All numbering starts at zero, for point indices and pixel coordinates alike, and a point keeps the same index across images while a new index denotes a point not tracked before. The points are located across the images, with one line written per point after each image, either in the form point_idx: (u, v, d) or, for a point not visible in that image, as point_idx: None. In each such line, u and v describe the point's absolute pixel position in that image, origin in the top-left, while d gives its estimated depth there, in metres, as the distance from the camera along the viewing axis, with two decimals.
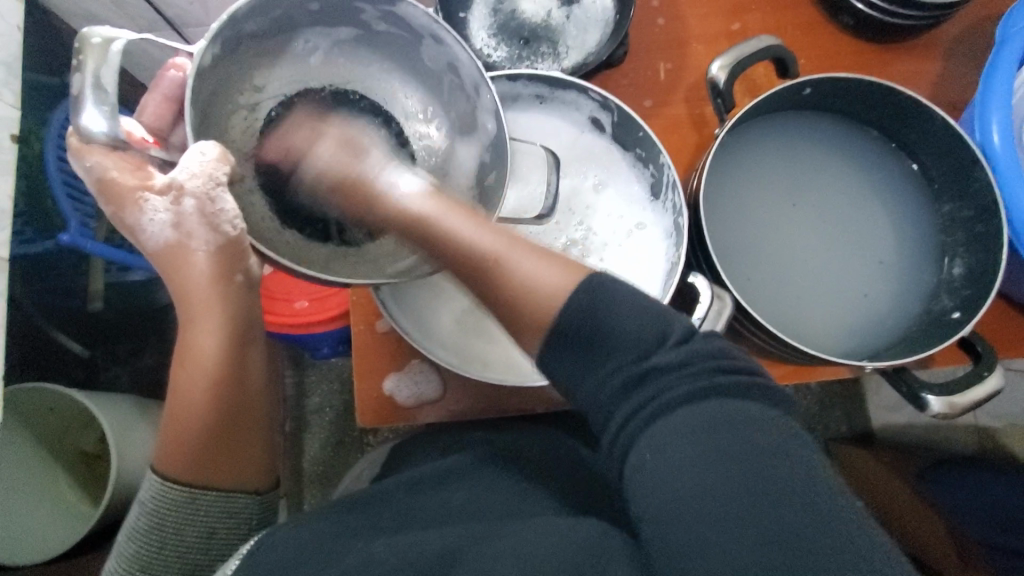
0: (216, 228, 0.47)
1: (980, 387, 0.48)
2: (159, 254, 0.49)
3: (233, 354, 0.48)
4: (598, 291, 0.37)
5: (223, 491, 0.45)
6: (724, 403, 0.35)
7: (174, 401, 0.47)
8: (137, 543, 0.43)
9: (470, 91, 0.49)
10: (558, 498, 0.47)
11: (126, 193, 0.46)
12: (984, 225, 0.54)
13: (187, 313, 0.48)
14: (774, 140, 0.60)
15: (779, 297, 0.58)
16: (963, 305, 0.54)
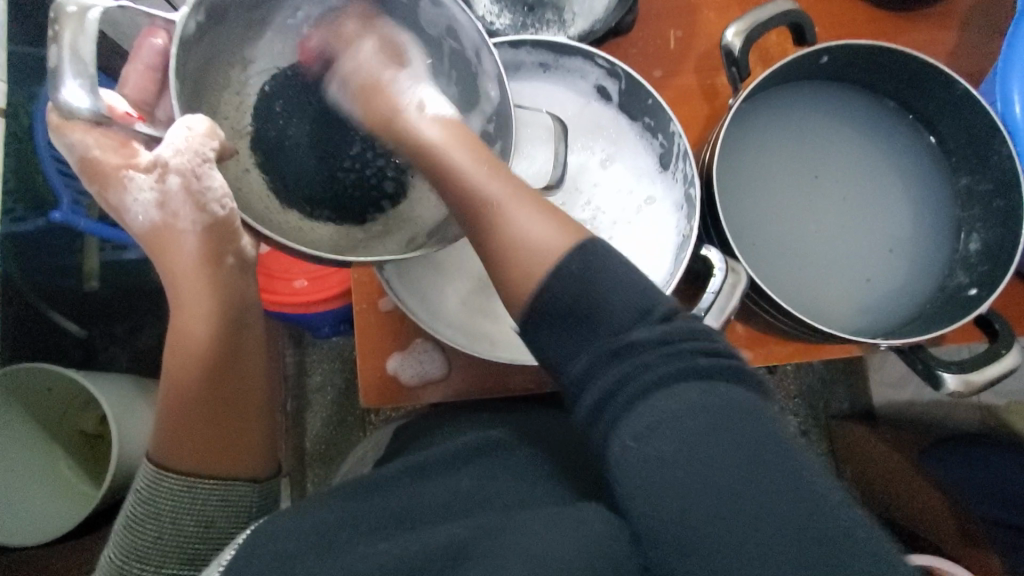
0: (202, 207, 0.46)
1: (994, 365, 0.47)
2: (145, 236, 0.49)
3: (226, 336, 0.47)
4: (588, 254, 0.37)
5: (219, 479, 0.44)
6: (709, 385, 0.34)
7: (168, 389, 0.46)
8: (134, 533, 0.42)
9: (471, 56, 0.46)
10: (561, 481, 0.46)
11: (110, 170, 0.46)
12: (1003, 199, 0.52)
13: (178, 295, 0.48)
14: (788, 111, 0.58)
15: (794, 274, 0.56)
16: (979, 281, 0.53)
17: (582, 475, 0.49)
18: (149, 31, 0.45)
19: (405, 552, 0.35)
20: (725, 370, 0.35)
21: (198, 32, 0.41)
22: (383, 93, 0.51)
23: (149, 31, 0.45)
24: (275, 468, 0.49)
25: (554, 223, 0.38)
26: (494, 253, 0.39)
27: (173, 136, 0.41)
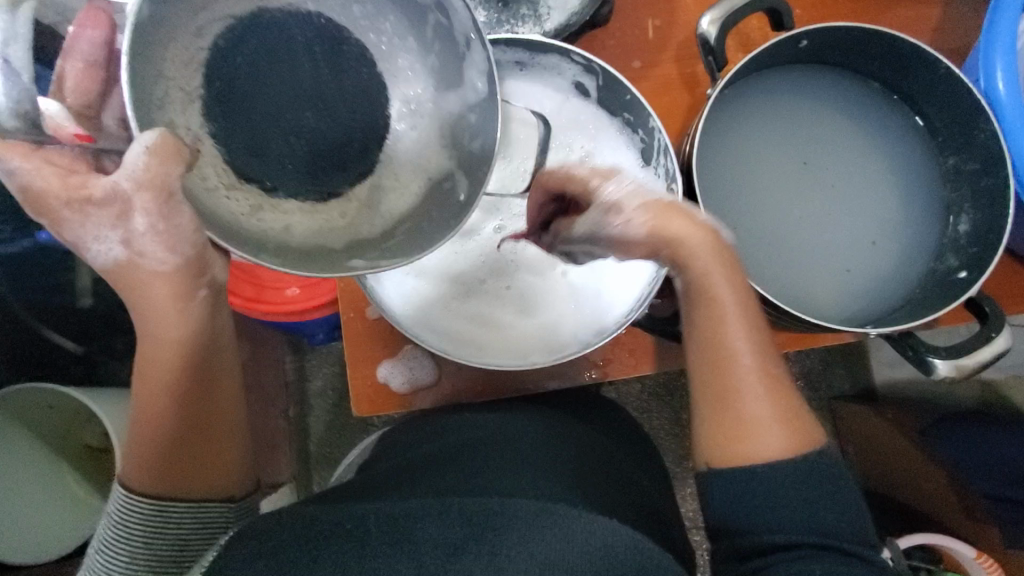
0: (173, 246, 0.43)
1: (985, 349, 0.46)
2: (109, 271, 0.46)
3: (192, 366, 0.47)
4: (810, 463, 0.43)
5: (192, 502, 0.45)
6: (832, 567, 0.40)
7: (138, 413, 0.47)
8: (108, 554, 0.44)
9: (458, 39, 0.39)
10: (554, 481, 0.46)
11: (67, 203, 0.42)
12: (990, 178, 0.51)
13: (146, 327, 0.46)
14: (770, 98, 0.57)
15: (781, 265, 0.56)
16: (969, 263, 0.52)
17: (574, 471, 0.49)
18: (78, 22, 0.40)
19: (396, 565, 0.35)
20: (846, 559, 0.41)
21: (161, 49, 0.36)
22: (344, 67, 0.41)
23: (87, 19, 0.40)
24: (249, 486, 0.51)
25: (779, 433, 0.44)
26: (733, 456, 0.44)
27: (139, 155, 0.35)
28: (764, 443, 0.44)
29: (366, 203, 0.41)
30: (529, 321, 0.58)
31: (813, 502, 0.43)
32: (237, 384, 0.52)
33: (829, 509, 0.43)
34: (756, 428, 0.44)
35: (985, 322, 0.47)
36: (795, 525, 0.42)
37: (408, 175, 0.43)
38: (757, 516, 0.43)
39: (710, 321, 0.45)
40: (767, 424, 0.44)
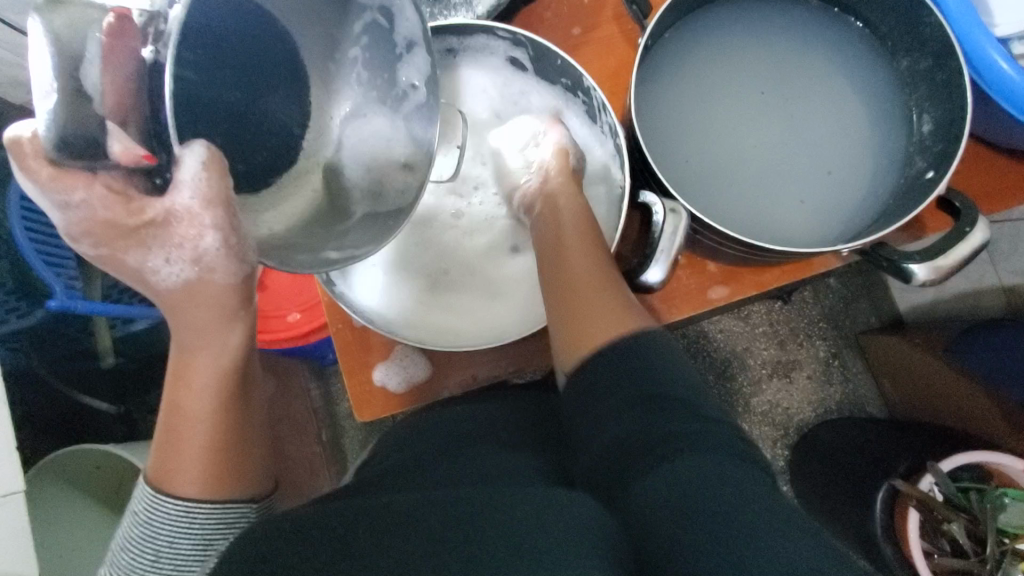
0: (240, 258, 0.46)
1: (963, 245, 0.45)
2: (175, 296, 0.48)
3: (231, 378, 0.49)
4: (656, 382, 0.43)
5: (219, 504, 0.46)
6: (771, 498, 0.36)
7: (177, 419, 0.48)
8: (131, 552, 0.44)
9: (398, 44, 0.48)
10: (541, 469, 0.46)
11: (135, 230, 0.44)
12: (943, 72, 0.49)
13: (201, 339, 0.48)
14: (706, 39, 0.57)
15: (744, 201, 0.55)
16: (936, 162, 0.50)
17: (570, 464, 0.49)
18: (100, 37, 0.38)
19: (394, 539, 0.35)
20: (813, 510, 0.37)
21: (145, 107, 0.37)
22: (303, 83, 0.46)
23: (116, 32, 0.35)
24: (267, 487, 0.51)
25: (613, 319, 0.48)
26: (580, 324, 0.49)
27: (206, 180, 0.39)
28: (596, 327, 0.48)
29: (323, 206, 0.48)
30: (498, 301, 0.59)
31: (674, 384, 0.43)
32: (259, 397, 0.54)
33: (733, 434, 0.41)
34: (594, 326, 0.48)
35: (959, 218, 0.46)
36: (653, 423, 0.41)
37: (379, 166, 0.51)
38: (628, 406, 0.42)
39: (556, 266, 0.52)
40: (598, 314, 0.49)
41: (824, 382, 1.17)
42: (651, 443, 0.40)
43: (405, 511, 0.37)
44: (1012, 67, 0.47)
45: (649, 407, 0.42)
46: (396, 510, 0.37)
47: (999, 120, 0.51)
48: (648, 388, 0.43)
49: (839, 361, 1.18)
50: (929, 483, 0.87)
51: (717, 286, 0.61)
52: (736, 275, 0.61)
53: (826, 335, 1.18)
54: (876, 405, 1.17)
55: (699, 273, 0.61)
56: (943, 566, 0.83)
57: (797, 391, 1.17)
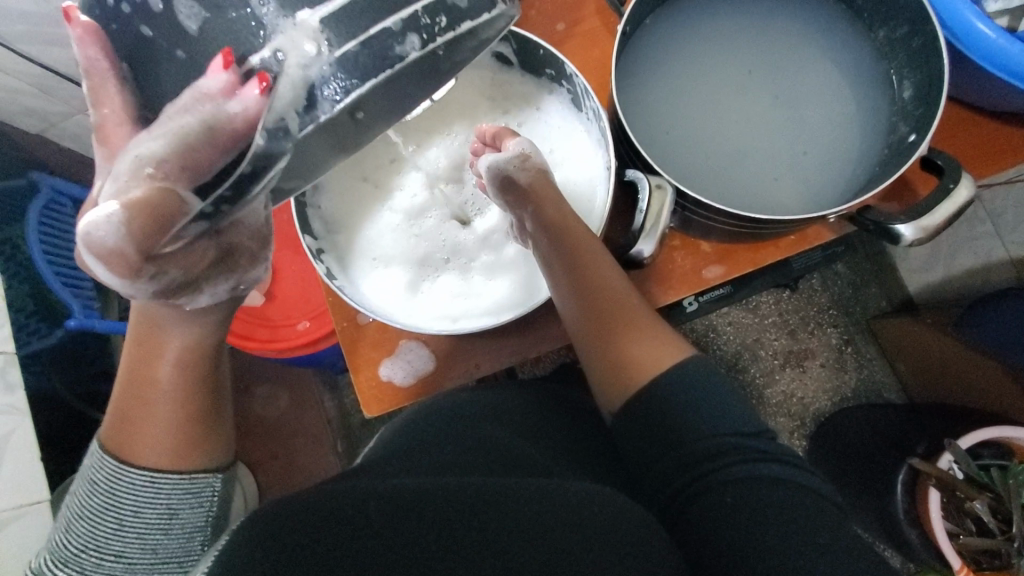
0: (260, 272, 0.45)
1: (946, 204, 0.45)
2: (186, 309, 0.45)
3: (198, 356, 0.47)
4: (692, 385, 0.47)
5: (184, 474, 0.46)
6: (798, 500, 0.41)
7: (143, 391, 0.46)
8: (92, 521, 0.44)
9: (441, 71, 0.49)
10: (561, 460, 0.49)
11: (191, 282, 0.41)
12: (920, 37, 0.50)
13: (184, 325, 0.46)
14: (686, 24, 0.58)
15: (732, 177, 0.56)
16: (918, 126, 0.50)
17: (593, 460, 0.52)
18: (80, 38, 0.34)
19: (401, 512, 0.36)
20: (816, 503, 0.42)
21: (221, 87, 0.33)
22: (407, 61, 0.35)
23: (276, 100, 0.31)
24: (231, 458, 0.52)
25: (657, 345, 0.49)
26: (629, 351, 0.49)
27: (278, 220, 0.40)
28: (646, 358, 0.48)
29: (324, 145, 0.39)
30: (495, 283, 0.60)
31: (731, 418, 0.46)
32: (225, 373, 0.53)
33: (737, 418, 0.46)
34: (646, 357, 0.48)
35: (942, 176, 0.47)
36: (702, 444, 0.45)
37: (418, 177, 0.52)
38: (681, 440, 0.45)
39: (581, 311, 0.51)
40: (654, 345, 0.49)
41: (837, 369, 1.16)
42: (694, 464, 0.44)
43: (410, 487, 0.38)
44: (990, 28, 0.47)
45: (698, 436, 0.45)
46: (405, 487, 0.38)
47: (981, 81, 0.51)
48: (699, 427, 0.45)
49: (853, 347, 1.16)
50: (947, 462, 0.86)
51: (712, 265, 0.62)
52: (730, 253, 0.62)
53: (837, 321, 1.17)
54: (893, 391, 1.15)
55: (694, 254, 0.62)
56: (967, 546, 0.80)
57: (811, 380, 1.16)
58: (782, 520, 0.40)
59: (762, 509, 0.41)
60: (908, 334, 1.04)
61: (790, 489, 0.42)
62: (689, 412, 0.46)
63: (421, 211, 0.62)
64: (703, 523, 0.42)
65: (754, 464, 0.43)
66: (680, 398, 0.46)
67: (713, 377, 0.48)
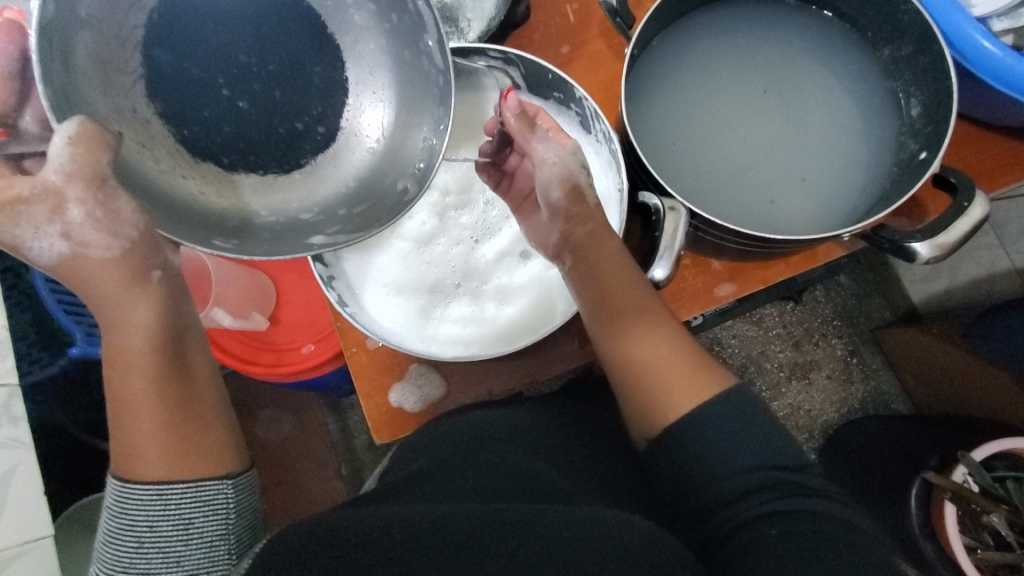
0: (115, 230, 0.44)
1: (962, 220, 0.45)
2: (60, 270, 0.46)
3: (165, 351, 0.47)
4: (723, 415, 0.47)
5: (189, 482, 0.45)
6: (831, 528, 0.40)
7: (115, 404, 0.46)
8: (115, 543, 0.44)
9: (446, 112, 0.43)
10: (582, 478, 0.48)
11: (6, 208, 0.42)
12: (926, 56, 0.50)
13: (108, 318, 0.46)
14: (691, 45, 0.58)
15: (744, 196, 0.56)
16: (928, 142, 0.51)
17: (613, 475, 0.51)
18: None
19: (426, 549, 0.35)
20: (851, 531, 0.40)
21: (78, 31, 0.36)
22: (364, 60, 0.42)
23: None
24: (246, 462, 0.50)
25: (689, 389, 0.48)
26: (658, 392, 0.48)
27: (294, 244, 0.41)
28: (674, 400, 0.48)
29: (366, 198, 0.43)
30: (506, 306, 0.60)
31: (749, 448, 0.46)
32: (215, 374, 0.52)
33: (764, 449, 0.46)
34: (672, 396, 0.48)
35: (956, 193, 0.47)
36: (730, 481, 0.45)
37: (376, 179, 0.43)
38: (711, 475, 0.45)
39: (618, 342, 0.51)
40: (683, 382, 0.48)
41: (844, 381, 1.16)
42: (717, 494, 0.45)
43: (436, 516, 0.37)
44: (994, 45, 0.48)
45: (723, 473, 0.45)
46: (429, 515, 0.37)
47: (988, 98, 0.52)
48: (721, 466, 0.45)
49: (858, 358, 1.16)
50: (962, 475, 0.84)
51: (724, 283, 0.62)
52: (741, 271, 0.62)
53: (842, 333, 1.17)
54: (901, 401, 1.14)
55: (706, 273, 0.62)
56: (986, 560, 0.79)
57: (818, 392, 1.15)
58: (817, 554, 0.38)
59: (797, 540, 0.40)
60: (913, 345, 1.04)
61: (809, 520, 0.41)
62: (719, 454, 0.45)
63: (430, 237, 0.62)
64: (740, 556, 0.41)
65: (784, 497, 0.43)
66: (710, 435, 0.46)
67: (743, 403, 0.48)
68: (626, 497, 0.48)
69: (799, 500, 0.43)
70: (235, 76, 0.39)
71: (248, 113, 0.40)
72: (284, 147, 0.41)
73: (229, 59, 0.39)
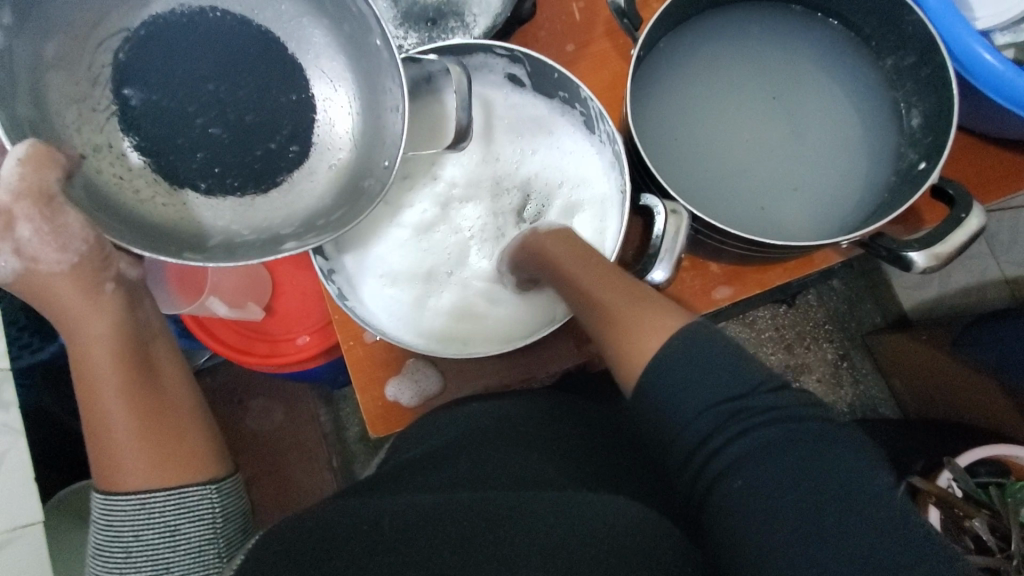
0: (64, 246, 0.47)
1: (958, 231, 0.46)
2: (23, 287, 0.49)
3: (128, 354, 0.49)
4: (690, 351, 0.39)
5: (171, 490, 0.46)
6: (815, 471, 0.35)
7: (91, 417, 0.47)
8: (105, 558, 0.45)
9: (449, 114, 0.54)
10: (576, 465, 0.48)
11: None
12: (928, 67, 0.51)
13: (74, 334, 0.49)
14: (697, 48, 0.58)
15: (745, 203, 0.56)
16: (928, 153, 0.51)
17: (607, 462, 0.52)
18: None
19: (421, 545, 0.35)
20: None
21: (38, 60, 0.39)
22: (324, 75, 0.46)
23: None
24: (231, 471, 0.50)
25: (656, 323, 0.41)
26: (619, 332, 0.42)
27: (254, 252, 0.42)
28: (643, 340, 0.40)
29: (343, 202, 0.45)
30: (505, 304, 0.61)
31: (708, 383, 0.38)
32: (189, 385, 0.53)
33: (739, 380, 0.38)
34: (635, 334, 0.41)
35: (953, 205, 0.47)
36: (696, 430, 0.38)
37: (351, 183, 0.46)
38: (676, 415, 0.39)
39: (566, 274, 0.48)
40: (648, 321, 0.41)
41: (834, 385, 1.16)
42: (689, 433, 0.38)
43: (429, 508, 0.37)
44: (997, 59, 0.48)
45: (688, 426, 0.38)
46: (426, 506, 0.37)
47: (987, 111, 0.52)
48: (682, 417, 0.38)
49: (848, 362, 1.17)
50: (946, 480, 0.85)
51: (722, 286, 0.62)
52: (739, 275, 0.62)
53: (833, 337, 1.18)
54: (889, 406, 1.16)
55: (704, 275, 0.62)
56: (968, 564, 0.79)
57: (807, 395, 1.16)
58: None
59: (781, 500, 0.35)
60: (903, 351, 1.05)
61: (791, 465, 0.35)
62: (681, 398, 0.38)
63: (431, 233, 0.62)
64: (721, 513, 0.36)
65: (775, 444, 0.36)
66: (676, 375, 0.38)
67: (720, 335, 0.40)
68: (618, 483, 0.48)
69: (780, 434, 0.36)
70: (208, 105, 0.45)
71: (221, 137, 0.45)
72: (263, 168, 0.46)
73: (198, 92, 0.45)
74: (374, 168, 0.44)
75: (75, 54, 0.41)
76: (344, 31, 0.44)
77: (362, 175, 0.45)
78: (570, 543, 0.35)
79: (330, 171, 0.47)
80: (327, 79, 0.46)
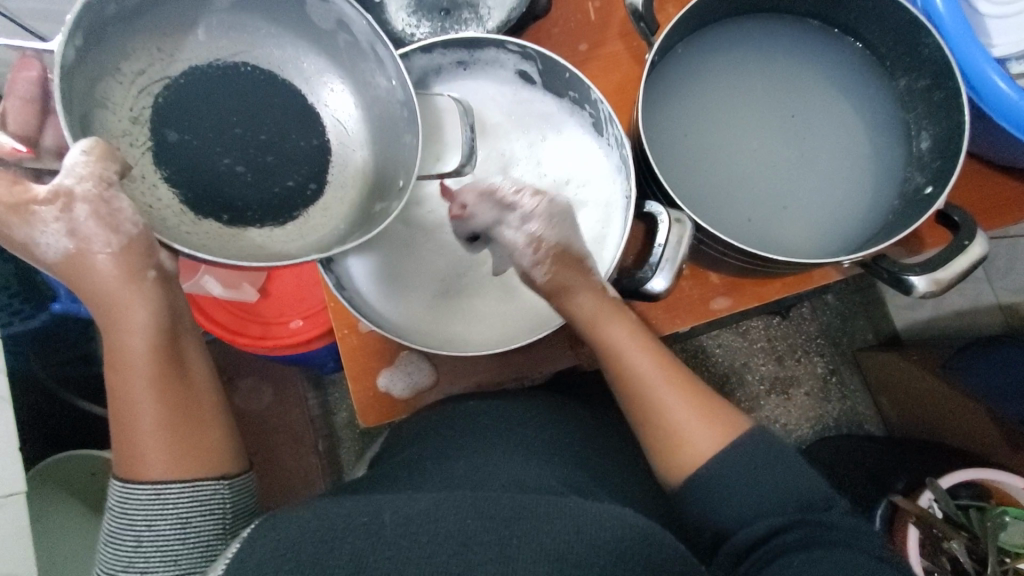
0: (115, 227, 0.42)
1: (961, 258, 0.46)
2: (60, 267, 0.44)
3: (164, 347, 0.45)
4: (751, 451, 0.48)
5: (187, 482, 0.45)
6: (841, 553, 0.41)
7: (115, 402, 0.45)
8: (115, 545, 0.44)
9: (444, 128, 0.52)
10: (567, 467, 0.48)
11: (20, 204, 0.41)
12: (942, 91, 0.51)
13: (106, 316, 0.45)
14: (711, 57, 0.58)
15: (749, 215, 0.56)
16: (934, 177, 0.51)
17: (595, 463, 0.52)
18: (17, 69, 0.49)
19: (414, 545, 0.34)
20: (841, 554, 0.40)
21: (80, 56, 0.39)
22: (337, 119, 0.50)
23: None
24: (243, 467, 0.49)
25: (707, 435, 0.49)
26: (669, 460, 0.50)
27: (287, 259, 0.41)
28: (695, 447, 0.49)
29: (364, 220, 0.47)
30: (504, 304, 0.60)
31: (760, 488, 0.47)
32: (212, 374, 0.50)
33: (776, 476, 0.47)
34: (678, 443, 0.49)
35: (958, 230, 0.47)
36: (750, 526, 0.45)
37: (366, 205, 0.48)
38: (725, 520, 0.47)
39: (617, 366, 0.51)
40: (697, 428, 0.49)
41: (822, 399, 1.17)
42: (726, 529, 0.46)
43: (423, 506, 0.36)
44: (1010, 86, 0.48)
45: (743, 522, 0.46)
46: (419, 504, 0.37)
47: (995, 138, 0.53)
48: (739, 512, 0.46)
49: (837, 378, 1.17)
50: (929, 500, 0.85)
51: (720, 296, 0.62)
52: (738, 286, 0.62)
53: (824, 352, 1.18)
54: (874, 423, 1.16)
55: (702, 284, 0.62)
56: None
57: (795, 408, 1.17)
58: None
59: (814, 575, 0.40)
60: (891, 372, 1.06)
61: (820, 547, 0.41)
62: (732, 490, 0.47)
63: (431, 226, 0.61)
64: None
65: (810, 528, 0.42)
66: (730, 482, 0.47)
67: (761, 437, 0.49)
68: (605, 486, 0.49)
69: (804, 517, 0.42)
70: (231, 143, 0.46)
71: (244, 176, 0.47)
72: (279, 201, 0.47)
73: (224, 134, 0.47)
74: (389, 190, 0.47)
75: (119, 97, 0.43)
76: (363, 84, 0.48)
77: (381, 196, 0.47)
78: (562, 550, 0.35)
79: (345, 201, 0.49)
80: (342, 116, 0.50)
